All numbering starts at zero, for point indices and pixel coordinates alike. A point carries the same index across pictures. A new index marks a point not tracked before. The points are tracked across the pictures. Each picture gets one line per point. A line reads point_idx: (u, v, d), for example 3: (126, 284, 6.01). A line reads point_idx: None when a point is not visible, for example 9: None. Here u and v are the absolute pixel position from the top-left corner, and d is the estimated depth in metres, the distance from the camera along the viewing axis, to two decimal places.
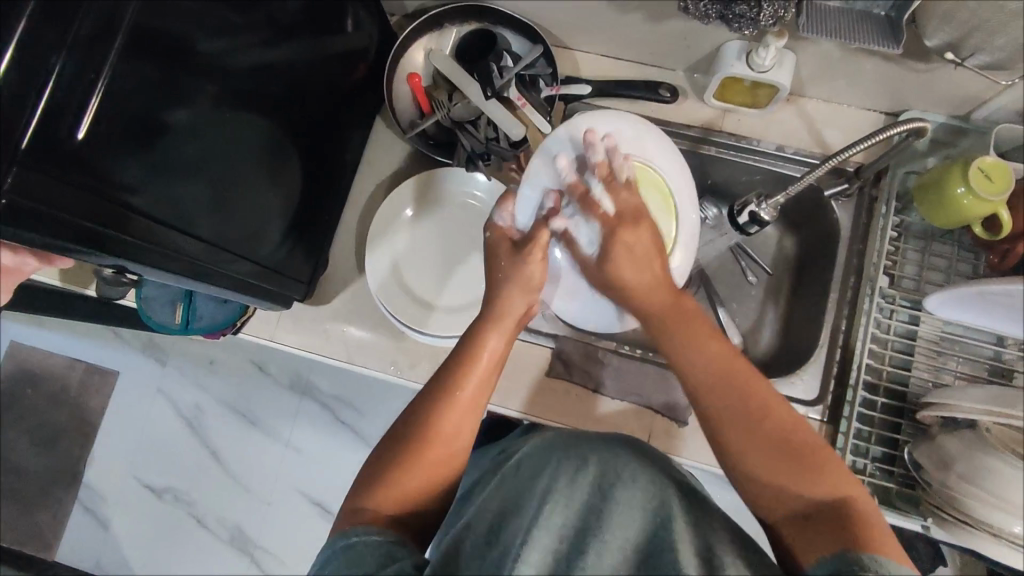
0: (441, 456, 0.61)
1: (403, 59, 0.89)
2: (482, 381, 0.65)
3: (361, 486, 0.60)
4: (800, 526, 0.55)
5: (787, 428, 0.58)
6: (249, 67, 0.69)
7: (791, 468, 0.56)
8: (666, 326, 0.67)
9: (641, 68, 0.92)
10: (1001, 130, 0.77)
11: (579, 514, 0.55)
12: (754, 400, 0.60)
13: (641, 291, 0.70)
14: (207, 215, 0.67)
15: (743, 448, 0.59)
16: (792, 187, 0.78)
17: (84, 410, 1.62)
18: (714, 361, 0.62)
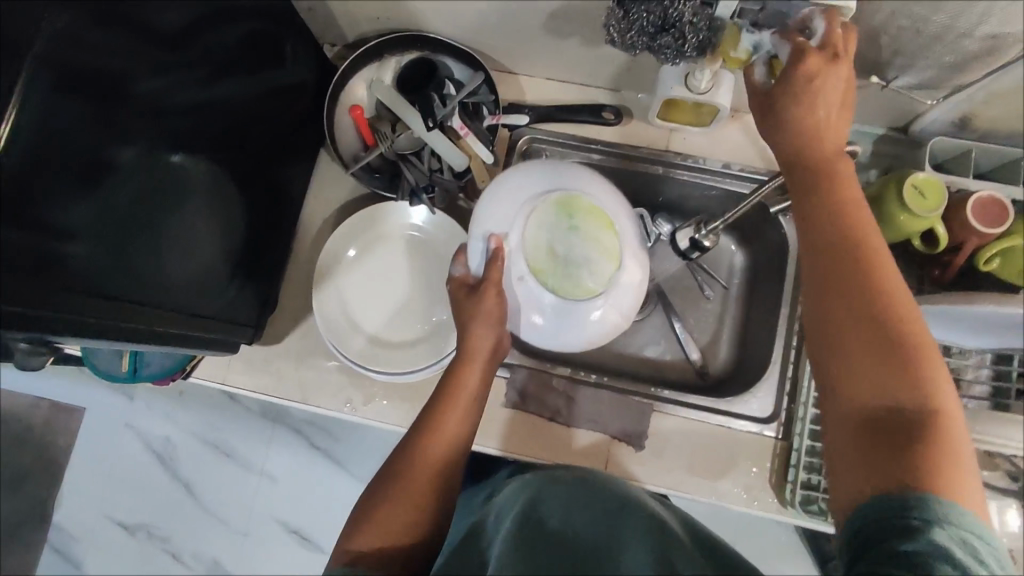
0: (423, 487, 0.65)
1: (344, 93, 0.89)
2: (461, 415, 0.70)
3: (351, 524, 0.64)
4: (864, 428, 0.49)
5: (903, 326, 0.50)
6: (184, 106, 0.69)
7: (880, 354, 0.50)
8: (810, 177, 0.57)
9: (585, 90, 0.92)
10: (936, 143, 0.78)
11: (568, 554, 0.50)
12: (875, 280, 0.52)
13: (805, 143, 0.57)
14: (124, 275, 0.63)
15: (840, 329, 0.52)
16: (732, 212, 0.74)
17: (47, 449, 1.52)
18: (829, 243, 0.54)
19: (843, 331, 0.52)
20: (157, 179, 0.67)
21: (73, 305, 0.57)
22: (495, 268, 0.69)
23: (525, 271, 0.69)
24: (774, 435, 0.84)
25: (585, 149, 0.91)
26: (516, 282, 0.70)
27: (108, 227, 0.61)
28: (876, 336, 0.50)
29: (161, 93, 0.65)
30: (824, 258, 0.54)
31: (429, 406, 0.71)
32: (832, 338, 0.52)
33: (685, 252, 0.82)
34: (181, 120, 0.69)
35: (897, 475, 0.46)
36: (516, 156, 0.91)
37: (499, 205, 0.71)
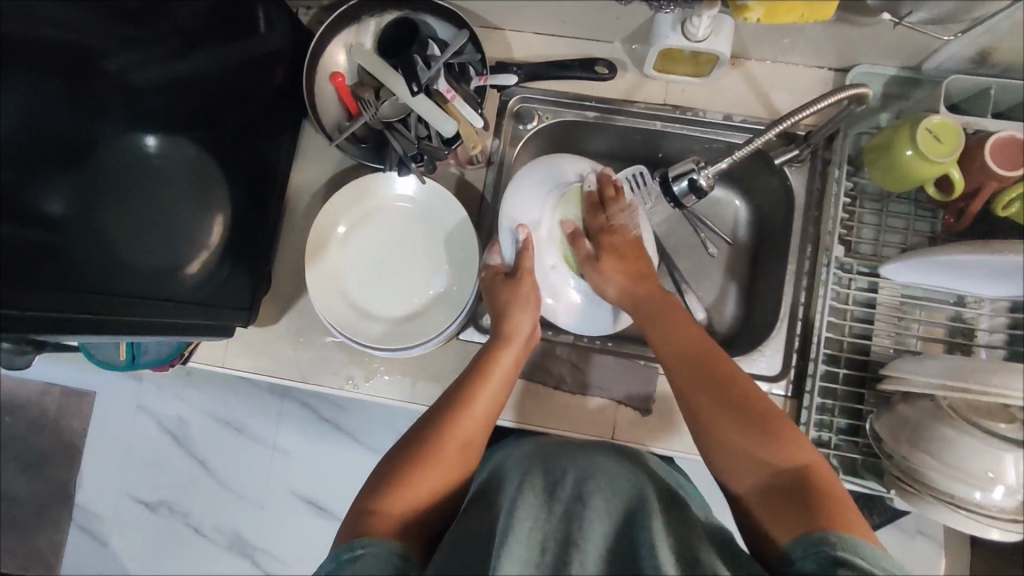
0: (450, 460, 0.63)
1: (323, 58, 0.84)
2: (494, 395, 0.69)
3: (371, 490, 0.60)
4: (762, 495, 0.58)
5: (747, 397, 0.63)
6: (150, 83, 0.75)
7: (764, 440, 0.60)
8: (659, 311, 0.73)
9: (576, 43, 0.87)
10: (952, 81, 0.73)
11: (562, 514, 0.52)
12: (724, 372, 0.66)
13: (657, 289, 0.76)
14: (95, 264, 0.68)
15: (706, 445, 0.63)
16: (736, 153, 0.66)
17: (65, 434, 1.42)
18: (665, 347, 0.70)
19: (720, 454, 0.62)
20: (108, 162, 0.73)
21: (52, 303, 0.59)
22: (528, 257, 0.77)
23: (557, 260, 0.81)
24: (783, 394, 0.81)
25: (575, 105, 0.87)
26: (550, 269, 0.81)
27: (81, 199, 0.69)
28: (745, 424, 0.61)
29: (131, 70, 0.73)
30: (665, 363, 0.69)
31: (460, 381, 0.70)
32: (696, 423, 0.64)
33: (678, 196, 0.67)
34: (153, 99, 0.77)
35: (807, 525, 0.53)
36: (507, 119, 0.88)
37: (529, 195, 0.81)
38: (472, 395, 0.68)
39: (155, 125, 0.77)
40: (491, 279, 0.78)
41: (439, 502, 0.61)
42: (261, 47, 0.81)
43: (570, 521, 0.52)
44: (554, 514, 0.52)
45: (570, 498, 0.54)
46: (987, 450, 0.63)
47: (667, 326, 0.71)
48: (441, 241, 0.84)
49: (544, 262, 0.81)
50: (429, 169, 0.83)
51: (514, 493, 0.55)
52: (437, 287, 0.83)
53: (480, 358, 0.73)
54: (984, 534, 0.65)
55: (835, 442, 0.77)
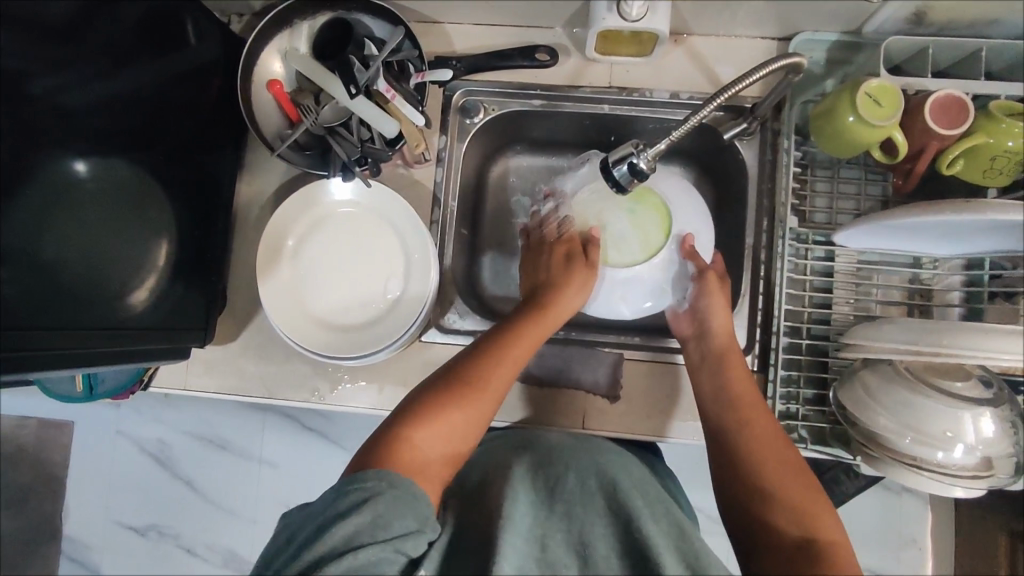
0: (483, 411, 0.65)
1: (257, 67, 0.82)
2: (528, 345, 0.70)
3: (398, 419, 0.61)
4: (779, 547, 0.58)
5: (794, 460, 0.64)
6: (84, 104, 0.73)
7: (796, 501, 0.60)
8: (715, 367, 0.74)
9: (516, 31, 0.86)
10: (889, 43, 0.73)
11: (562, 519, 0.57)
12: (773, 433, 0.67)
13: (721, 342, 0.75)
14: (31, 301, 0.66)
15: (758, 476, 0.63)
16: (673, 132, 0.64)
17: (45, 466, 1.40)
18: (730, 393, 0.71)
19: (768, 487, 0.62)
20: (43, 188, 0.71)
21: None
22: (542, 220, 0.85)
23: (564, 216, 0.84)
24: (749, 368, 0.81)
25: (521, 95, 0.86)
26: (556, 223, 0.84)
27: (10, 234, 0.67)
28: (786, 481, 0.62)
29: (59, 93, 0.70)
30: (724, 408, 0.70)
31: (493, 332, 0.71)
32: (727, 473, 0.66)
33: (620, 181, 0.65)
34: (93, 120, 0.74)
35: None
36: (453, 114, 0.86)
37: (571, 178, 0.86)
38: (508, 346, 0.69)
39: (89, 147, 0.75)
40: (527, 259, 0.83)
41: (455, 445, 0.62)
42: (191, 61, 0.78)
43: (571, 527, 0.56)
44: (549, 515, 0.57)
45: (571, 500, 0.58)
46: (944, 410, 0.64)
47: (727, 382, 0.72)
48: (396, 244, 0.83)
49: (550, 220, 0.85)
50: (374, 171, 0.82)
51: (516, 480, 0.60)
52: (395, 291, 0.82)
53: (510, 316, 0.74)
54: (948, 493, 0.65)
55: (802, 412, 0.78)
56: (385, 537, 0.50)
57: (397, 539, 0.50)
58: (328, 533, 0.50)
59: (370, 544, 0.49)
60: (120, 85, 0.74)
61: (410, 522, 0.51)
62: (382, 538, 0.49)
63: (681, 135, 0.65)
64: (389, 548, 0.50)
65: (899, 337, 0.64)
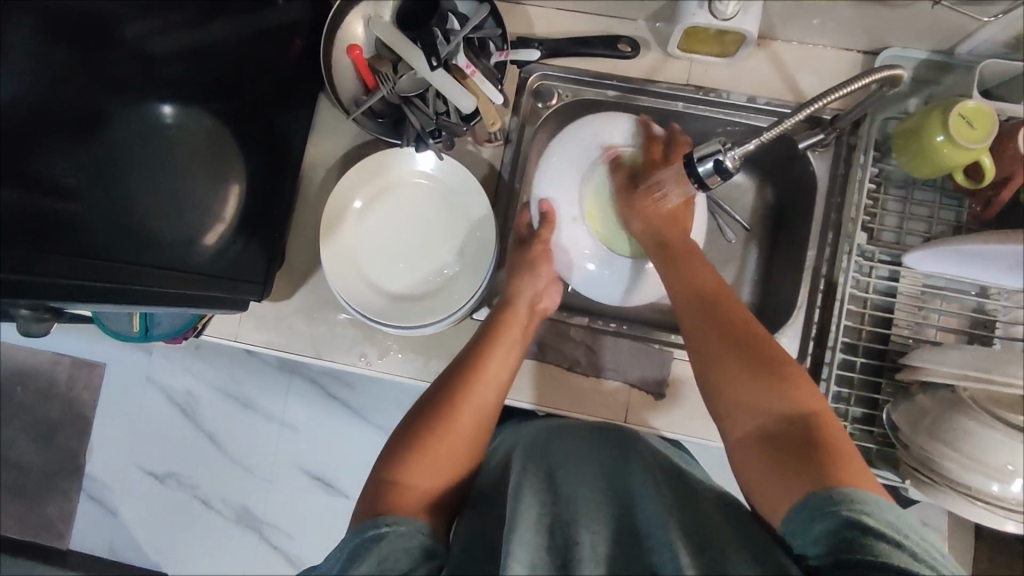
0: (470, 424, 0.65)
1: (341, 29, 0.82)
2: (504, 360, 0.71)
3: (388, 459, 0.61)
4: (764, 446, 0.57)
5: (757, 346, 0.64)
6: (169, 51, 0.74)
7: (760, 381, 0.60)
8: (671, 262, 0.76)
9: (599, 20, 0.86)
10: (985, 66, 0.71)
11: (567, 503, 0.51)
12: (736, 316, 0.67)
13: (664, 225, 0.79)
14: (108, 236, 0.67)
15: (719, 372, 0.63)
16: (765, 134, 0.63)
17: (75, 404, 1.43)
18: (694, 284, 0.72)
19: (729, 381, 0.62)
20: (123, 128, 0.72)
21: (70, 270, 0.60)
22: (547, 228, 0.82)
23: (575, 215, 0.85)
24: None
25: (597, 84, 0.86)
26: (568, 222, 0.85)
27: (96, 169, 0.68)
28: (753, 365, 0.62)
29: (148, 39, 0.72)
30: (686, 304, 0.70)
31: (471, 352, 0.72)
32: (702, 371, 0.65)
33: (701, 179, 0.64)
34: (173, 67, 0.75)
35: (815, 478, 0.52)
36: (526, 96, 0.86)
37: (566, 160, 0.85)
38: (483, 363, 0.70)
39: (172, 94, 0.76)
40: (512, 239, 0.85)
41: (454, 471, 0.61)
42: (280, 18, 0.79)
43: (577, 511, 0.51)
44: (557, 501, 0.51)
45: (575, 487, 0.53)
46: (1007, 443, 0.61)
47: (684, 277, 0.73)
48: (457, 219, 0.83)
49: (562, 214, 0.85)
50: (448, 145, 0.82)
51: (518, 477, 0.53)
52: (451, 266, 0.82)
53: (484, 329, 0.75)
54: (1000, 526, 0.65)
55: (850, 430, 0.77)
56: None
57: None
58: None
59: None
60: (205, 36, 0.75)
61: (416, 561, 0.50)
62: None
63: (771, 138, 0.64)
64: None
65: (970, 365, 0.63)
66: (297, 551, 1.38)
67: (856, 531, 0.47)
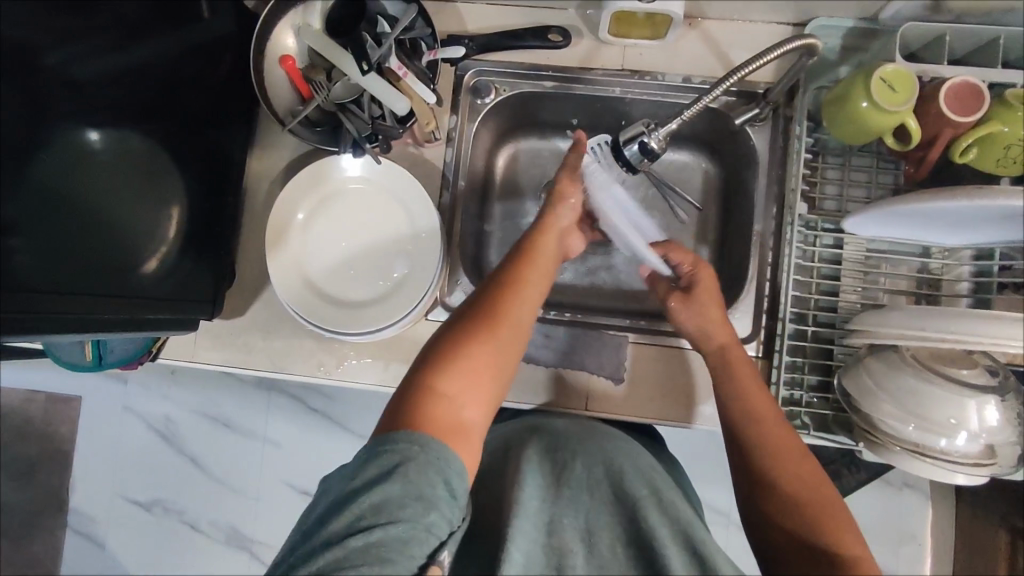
0: (501, 347, 0.64)
1: (270, 40, 0.82)
2: (536, 285, 0.69)
3: (418, 373, 0.60)
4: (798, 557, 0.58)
5: (810, 470, 0.63)
6: (96, 75, 0.74)
7: (810, 506, 0.60)
8: (729, 366, 0.71)
9: (530, 12, 0.86)
10: (906, 29, 0.72)
11: (566, 503, 0.62)
12: (790, 437, 0.65)
13: (711, 338, 0.74)
14: (50, 266, 0.66)
15: (774, 476, 0.63)
16: (685, 113, 0.64)
17: (53, 439, 1.42)
18: (748, 393, 0.68)
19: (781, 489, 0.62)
20: (53, 157, 0.72)
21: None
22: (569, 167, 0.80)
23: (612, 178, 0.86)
24: (754, 354, 0.81)
25: (532, 76, 0.86)
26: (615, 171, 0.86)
27: (36, 202, 0.69)
28: (803, 485, 0.61)
29: (73, 63, 0.72)
30: (738, 409, 0.68)
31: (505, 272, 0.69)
32: (752, 475, 0.64)
33: (630, 161, 0.65)
34: (101, 91, 0.75)
35: None
36: (464, 94, 0.86)
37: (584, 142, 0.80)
38: (518, 288, 0.68)
39: (102, 118, 0.76)
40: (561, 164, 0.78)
41: (486, 394, 0.61)
42: (207, 34, 0.79)
43: (578, 517, 0.61)
44: (558, 501, 0.62)
45: (576, 489, 0.63)
46: (947, 396, 0.64)
47: (742, 386, 0.69)
48: (404, 222, 0.83)
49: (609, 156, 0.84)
50: (384, 149, 0.82)
51: (523, 469, 0.64)
52: (401, 270, 0.82)
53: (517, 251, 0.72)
54: (949, 480, 0.66)
55: (805, 399, 0.78)
56: (408, 514, 0.49)
57: (418, 515, 0.49)
58: (357, 500, 0.49)
59: (395, 514, 0.49)
60: (134, 56, 0.76)
61: (438, 494, 0.51)
62: (399, 516, 0.49)
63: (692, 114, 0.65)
64: (407, 528, 0.49)
65: (904, 322, 0.64)
66: None
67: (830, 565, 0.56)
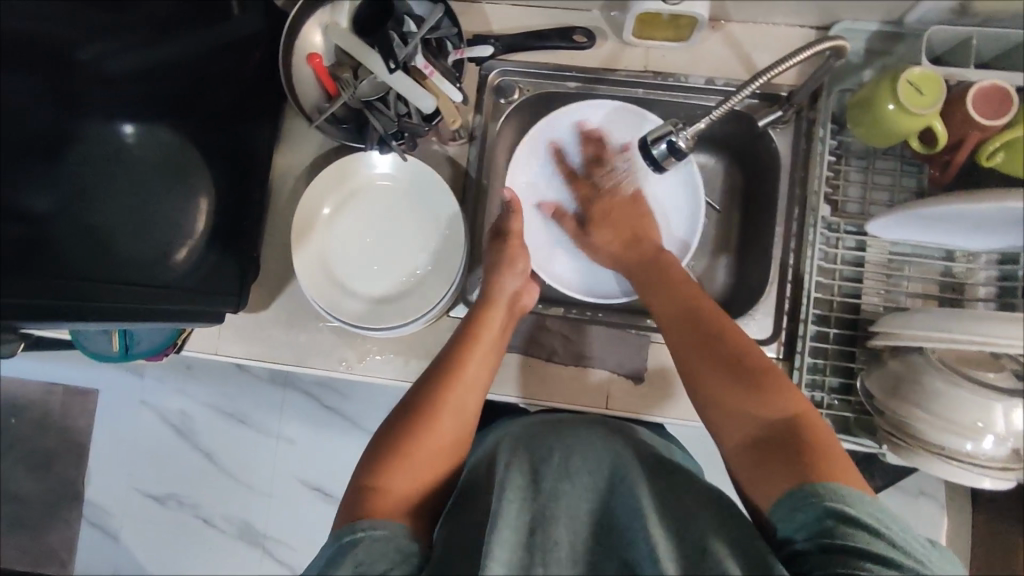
0: (449, 425, 0.65)
1: (299, 38, 0.83)
2: (483, 355, 0.72)
3: (367, 467, 0.61)
4: (750, 447, 0.59)
5: (736, 353, 0.64)
6: (128, 73, 0.75)
7: (741, 386, 0.62)
8: (643, 278, 0.79)
9: (554, 14, 0.87)
10: (932, 33, 0.73)
11: (549, 498, 0.52)
12: (716, 329, 0.67)
13: (623, 253, 0.83)
14: (81, 256, 0.68)
15: (698, 373, 0.65)
16: (713, 113, 0.64)
17: (70, 432, 1.43)
18: (669, 302, 0.73)
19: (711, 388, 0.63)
20: (83, 151, 0.74)
21: (32, 289, 0.59)
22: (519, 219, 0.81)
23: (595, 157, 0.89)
24: (775, 356, 0.81)
25: (556, 76, 0.87)
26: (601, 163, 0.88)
27: (69, 193, 0.70)
28: (731, 372, 0.63)
29: (104, 60, 0.73)
30: (664, 322, 0.71)
31: (451, 349, 0.72)
32: (688, 382, 0.66)
33: (656, 162, 0.66)
34: (131, 88, 0.77)
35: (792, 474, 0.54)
36: (488, 93, 0.87)
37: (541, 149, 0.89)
38: (463, 364, 0.70)
39: (131, 114, 0.78)
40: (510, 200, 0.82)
41: (433, 473, 0.62)
42: (234, 33, 0.78)
43: (565, 508, 0.52)
44: (545, 498, 0.52)
45: (557, 478, 0.54)
46: (976, 400, 0.64)
47: (660, 299, 0.74)
48: (427, 219, 0.84)
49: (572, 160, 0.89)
50: (410, 147, 0.83)
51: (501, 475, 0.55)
52: (424, 267, 0.83)
53: (465, 328, 0.75)
54: (976, 484, 0.66)
55: (828, 401, 0.78)
56: None
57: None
58: None
59: None
60: (165, 52, 0.76)
61: (394, 560, 0.50)
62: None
63: (721, 113, 0.66)
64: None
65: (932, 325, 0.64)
66: (300, 563, 1.38)
67: (839, 519, 0.49)
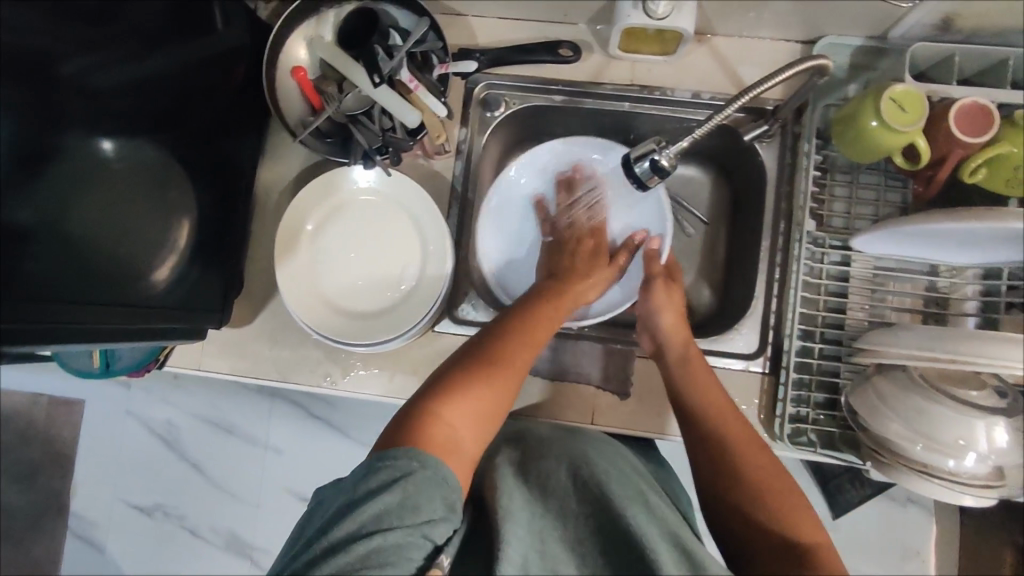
0: (509, 375, 0.63)
1: (284, 49, 0.82)
2: (546, 321, 0.71)
3: (423, 393, 0.59)
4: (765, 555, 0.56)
5: (760, 446, 0.65)
6: (113, 85, 0.74)
7: (771, 486, 0.61)
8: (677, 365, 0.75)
9: (540, 27, 0.86)
10: (914, 50, 0.73)
11: (552, 513, 0.53)
12: (740, 425, 0.67)
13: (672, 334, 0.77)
14: (63, 276, 0.67)
15: (727, 457, 0.64)
16: (697, 131, 0.64)
17: (55, 442, 1.41)
18: (695, 381, 0.72)
19: (744, 473, 0.62)
20: (67, 167, 0.73)
21: (14, 311, 0.58)
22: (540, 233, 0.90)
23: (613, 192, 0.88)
24: (761, 370, 0.81)
25: (541, 90, 0.87)
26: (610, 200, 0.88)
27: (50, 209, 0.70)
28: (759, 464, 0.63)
29: (89, 73, 0.72)
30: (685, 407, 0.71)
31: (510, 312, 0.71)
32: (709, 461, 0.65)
33: (639, 180, 0.66)
34: (119, 101, 0.75)
35: None
36: (474, 106, 0.87)
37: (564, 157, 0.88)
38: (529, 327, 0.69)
39: (117, 128, 0.77)
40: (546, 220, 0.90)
41: (491, 416, 0.60)
42: (221, 45, 0.78)
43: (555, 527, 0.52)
44: (535, 518, 0.52)
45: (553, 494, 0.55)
46: (959, 419, 0.64)
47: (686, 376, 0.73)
48: (412, 232, 0.83)
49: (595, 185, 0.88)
50: (395, 161, 0.82)
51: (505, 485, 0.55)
52: (408, 282, 0.82)
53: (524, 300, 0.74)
54: (958, 501, 0.65)
55: (812, 416, 0.78)
56: (408, 522, 0.48)
57: (424, 526, 0.48)
58: (353, 513, 0.48)
59: (390, 528, 0.47)
60: (149, 66, 0.75)
61: (434, 510, 0.49)
62: (405, 523, 0.48)
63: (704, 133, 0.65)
64: (410, 535, 0.48)
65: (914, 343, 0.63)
66: None
67: None
